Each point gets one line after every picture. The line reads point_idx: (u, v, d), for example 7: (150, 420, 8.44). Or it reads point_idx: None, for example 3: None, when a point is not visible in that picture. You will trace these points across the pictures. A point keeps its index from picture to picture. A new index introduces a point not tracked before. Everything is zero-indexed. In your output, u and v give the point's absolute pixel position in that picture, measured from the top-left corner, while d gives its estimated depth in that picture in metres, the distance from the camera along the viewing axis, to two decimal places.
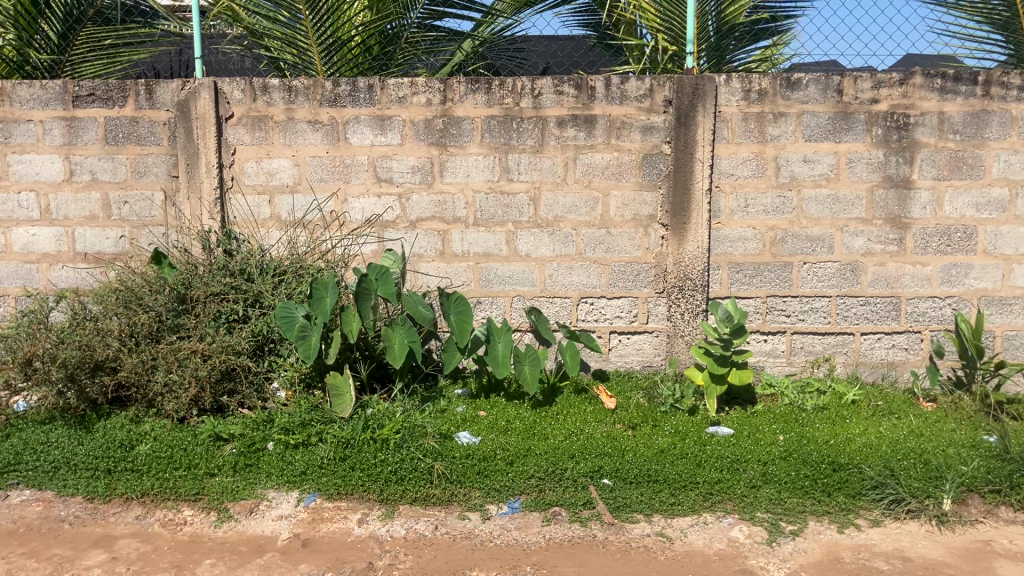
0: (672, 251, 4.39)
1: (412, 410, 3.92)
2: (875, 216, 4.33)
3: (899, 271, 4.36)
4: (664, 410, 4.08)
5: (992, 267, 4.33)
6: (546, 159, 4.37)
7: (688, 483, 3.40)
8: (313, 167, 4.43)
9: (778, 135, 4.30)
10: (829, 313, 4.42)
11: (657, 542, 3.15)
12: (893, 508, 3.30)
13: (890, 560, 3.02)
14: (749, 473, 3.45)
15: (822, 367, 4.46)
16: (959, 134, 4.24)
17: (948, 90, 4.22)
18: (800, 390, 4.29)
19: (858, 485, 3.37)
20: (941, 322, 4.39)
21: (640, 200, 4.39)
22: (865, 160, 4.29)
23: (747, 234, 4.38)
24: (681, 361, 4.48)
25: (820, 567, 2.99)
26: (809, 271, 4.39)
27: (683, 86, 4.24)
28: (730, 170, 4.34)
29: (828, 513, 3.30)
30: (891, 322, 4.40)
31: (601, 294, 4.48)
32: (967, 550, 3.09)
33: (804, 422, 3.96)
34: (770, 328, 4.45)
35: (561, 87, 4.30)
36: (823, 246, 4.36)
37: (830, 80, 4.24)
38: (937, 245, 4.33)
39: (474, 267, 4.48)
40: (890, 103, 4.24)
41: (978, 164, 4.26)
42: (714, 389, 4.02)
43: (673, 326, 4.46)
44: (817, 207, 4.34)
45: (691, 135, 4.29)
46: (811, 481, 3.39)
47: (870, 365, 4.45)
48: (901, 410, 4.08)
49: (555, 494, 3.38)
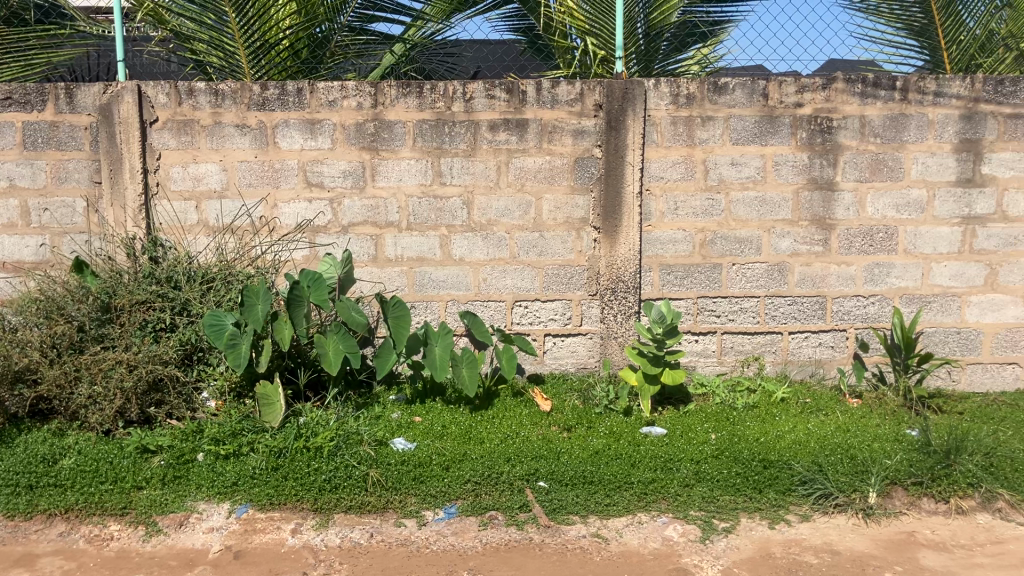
0: (605, 254, 4.43)
1: (346, 417, 3.88)
2: (801, 217, 4.42)
3: (825, 271, 4.46)
4: (598, 411, 4.11)
5: (913, 267, 4.45)
6: (479, 163, 4.37)
7: (623, 483, 3.46)
8: (242, 172, 4.36)
9: (706, 139, 4.36)
10: (757, 313, 4.50)
11: (593, 543, 3.16)
12: (822, 502, 3.37)
13: (819, 554, 3.08)
14: (683, 471, 3.53)
15: (752, 366, 4.53)
16: (880, 136, 4.35)
17: (869, 95, 4.32)
18: (731, 389, 4.35)
19: (788, 481, 3.46)
20: (866, 320, 4.50)
21: (573, 203, 4.41)
22: (791, 163, 4.38)
23: (677, 236, 4.44)
24: (615, 363, 4.52)
25: (752, 563, 3.03)
26: (738, 272, 4.47)
27: (613, 91, 4.29)
28: (660, 173, 4.39)
29: (759, 510, 3.35)
30: (818, 320, 4.50)
31: (536, 297, 4.49)
32: (892, 541, 3.17)
33: (734, 420, 4.03)
34: (702, 329, 4.52)
35: (492, 91, 4.30)
36: (751, 247, 4.45)
37: (756, 84, 4.32)
38: (860, 245, 4.44)
39: (408, 272, 4.45)
40: (814, 107, 4.33)
41: (898, 166, 4.37)
42: (647, 389, 4.07)
43: (607, 328, 4.49)
44: (744, 209, 4.42)
45: (621, 139, 4.34)
46: (742, 479, 3.48)
47: (798, 364, 4.54)
48: (828, 407, 4.18)
49: (492, 498, 3.39)
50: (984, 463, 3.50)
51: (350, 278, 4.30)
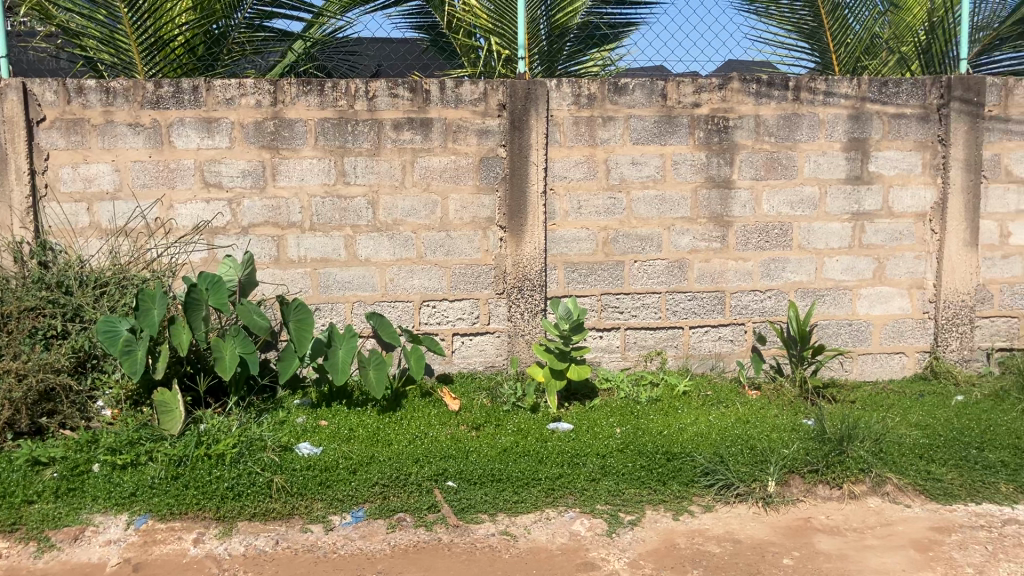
0: (511, 253, 4.45)
1: (249, 424, 3.80)
2: (699, 215, 4.53)
3: (723, 267, 4.58)
4: (506, 409, 4.12)
5: (807, 262, 4.60)
6: (382, 163, 4.33)
7: (531, 480, 3.49)
8: (135, 172, 4.22)
9: (608, 139, 4.43)
10: (659, 309, 4.59)
11: (502, 541, 3.17)
12: (723, 492, 3.46)
13: (721, 543, 3.16)
14: (589, 466, 3.58)
15: (655, 361, 4.62)
16: (774, 135, 4.49)
17: (763, 95, 4.45)
18: (635, 383, 4.43)
19: (690, 473, 3.55)
20: (763, 313, 4.63)
21: (478, 202, 4.42)
22: (689, 162, 4.48)
23: (581, 235, 4.49)
24: (523, 361, 4.54)
25: (657, 554, 3.09)
26: (640, 269, 4.55)
27: (516, 91, 4.32)
28: (563, 172, 4.43)
29: (664, 502, 3.42)
30: (717, 315, 4.62)
31: (442, 296, 4.48)
32: (789, 528, 3.28)
33: (638, 414, 4.09)
34: (606, 325, 4.57)
35: (395, 89, 4.28)
36: (652, 245, 4.53)
37: (655, 84, 4.40)
38: (757, 241, 4.57)
39: (312, 274, 4.39)
40: (711, 107, 4.45)
41: (791, 164, 4.52)
42: (554, 384, 4.11)
43: (514, 327, 4.51)
44: (646, 208, 4.50)
45: (525, 138, 4.36)
46: (647, 472, 3.55)
47: (699, 357, 4.65)
48: (728, 399, 4.29)
49: (400, 500, 3.37)
50: (874, 449, 3.66)
51: (252, 279, 4.19)
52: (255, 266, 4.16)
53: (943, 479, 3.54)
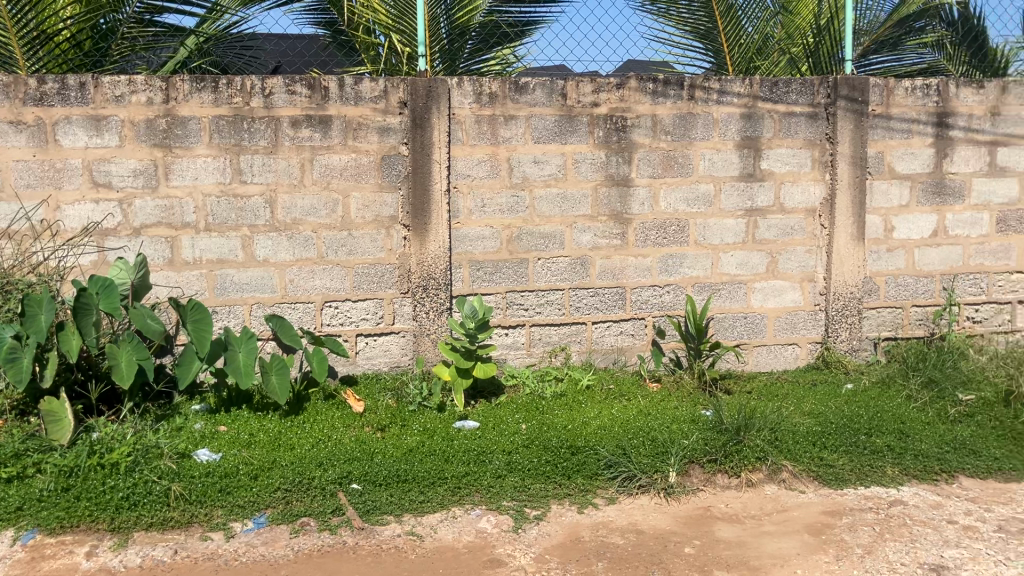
0: (414, 251, 4.42)
1: (144, 431, 3.68)
2: (600, 213, 4.59)
3: (623, 263, 4.65)
4: (412, 409, 4.09)
5: (703, 257, 4.71)
6: (281, 161, 4.25)
7: (437, 479, 3.48)
8: (18, 172, 4.04)
9: (509, 137, 4.45)
10: (562, 305, 4.63)
11: (408, 541, 3.15)
12: (626, 484, 3.53)
13: (625, 534, 3.21)
14: (495, 463, 3.59)
15: (559, 356, 4.66)
16: (671, 134, 4.58)
17: (659, 94, 4.53)
18: (539, 378, 4.46)
19: (595, 466, 3.60)
20: (662, 308, 4.73)
21: (380, 201, 4.38)
22: (589, 160, 4.54)
23: (485, 233, 4.50)
24: (428, 360, 4.51)
25: (562, 548, 3.12)
26: (543, 266, 4.58)
27: (417, 89, 4.30)
28: (465, 171, 4.43)
29: (568, 496, 3.46)
30: (619, 310, 4.69)
31: (345, 297, 4.42)
32: (690, 517, 3.36)
33: (543, 410, 4.12)
34: (511, 322, 4.59)
35: (293, 86, 4.21)
36: (554, 242, 4.57)
37: (554, 83, 4.44)
38: (655, 238, 4.66)
39: (208, 276, 4.27)
40: (609, 106, 4.51)
41: (687, 163, 4.62)
42: (461, 383, 4.09)
43: (419, 326, 4.48)
44: (547, 205, 4.53)
45: (427, 136, 4.34)
46: (552, 467, 3.58)
47: (602, 352, 4.71)
48: (630, 392, 4.37)
49: (303, 505, 3.31)
50: (770, 437, 3.78)
51: (146, 282, 4.07)
52: (148, 269, 4.06)
53: (834, 465, 3.69)
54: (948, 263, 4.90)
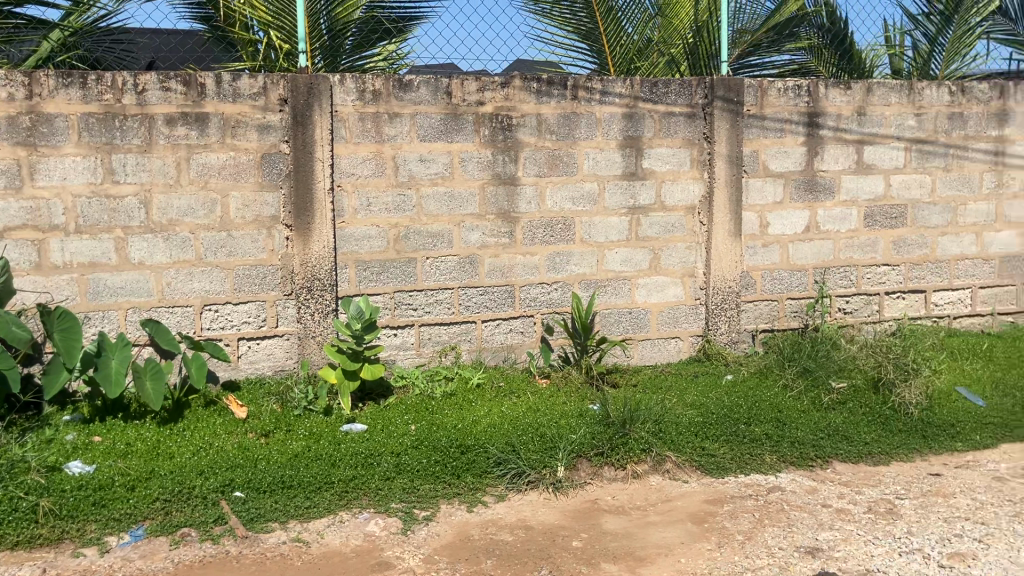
0: (298, 252, 4.32)
1: (9, 445, 3.48)
2: (487, 211, 4.59)
3: (512, 261, 4.66)
4: (298, 413, 4.00)
5: (589, 254, 4.77)
6: (155, 160, 4.10)
7: (324, 484, 3.41)
8: None
9: (394, 136, 4.40)
10: (452, 304, 4.59)
11: (294, 548, 3.07)
12: (515, 481, 3.54)
13: (514, 531, 3.22)
14: (383, 465, 3.55)
15: (449, 356, 4.62)
16: (556, 133, 4.62)
17: (543, 93, 4.57)
18: (429, 378, 4.41)
19: (483, 464, 3.60)
20: (550, 305, 4.75)
21: (262, 201, 4.27)
22: (476, 159, 4.53)
23: (371, 232, 4.43)
24: (313, 363, 4.42)
25: (451, 547, 3.10)
26: (431, 266, 4.54)
27: (298, 85, 4.21)
28: (350, 169, 4.36)
29: (458, 495, 3.45)
30: (508, 308, 4.68)
31: (226, 300, 4.29)
32: (579, 511, 3.39)
33: (433, 410, 4.09)
34: (399, 322, 4.53)
35: (167, 83, 4.07)
36: (442, 241, 4.54)
37: (439, 82, 4.42)
38: (542, 236, 4.69)
39: (79, 280, 4.08)
40: (494, 105, 4.51)
41: (572, 161, 4.67)
42: (347, 385, 4.04)
43: (304, 328, 4.39)
44: (434, 204, 4.50)
45: (309, 134, 4.26)
46: (441, 467, 3.57)
47: (492, 350, 4.69)
48: (520, 390, 4.38)
49: (183, 515, 3.20)
50: (654, 429, 3.86)
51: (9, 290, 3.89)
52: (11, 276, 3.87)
53: (716, 454, 3.80)
54: (820, 257, 5.11)
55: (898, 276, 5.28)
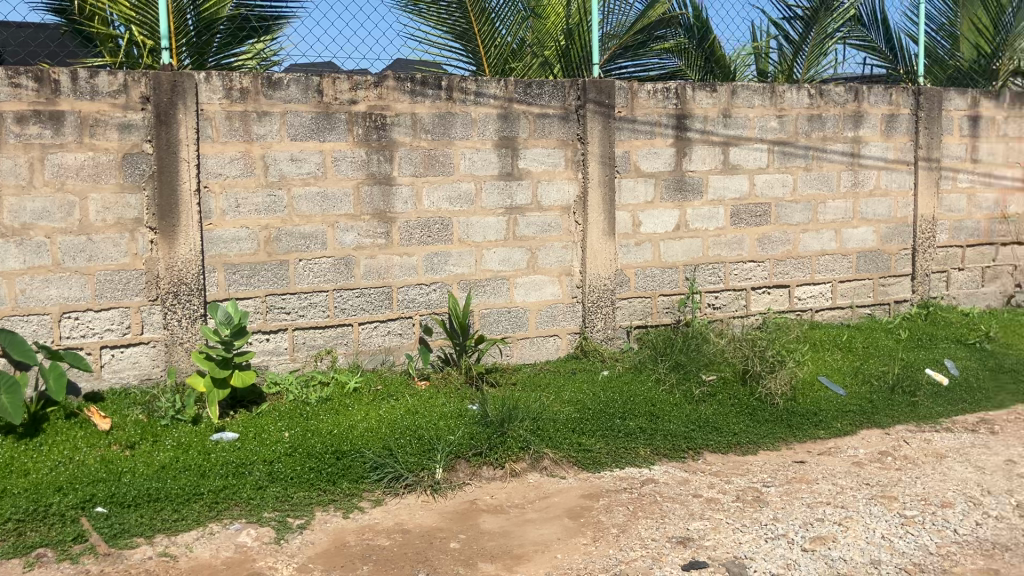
0: (163, 255, 4.16)
1: None
2: (362, 211, 4.52)
3: (388, 262, 4.60)
4: (165, 424, 3.84)
5: (467, 254, 4.75)
6: (5, 160, 3.90)
7: (192, 496, 3.30)
8: None
9: (264, 134, 4.29)
10: (327, 307, 4.50)
11: (159, 563, 2.95)
12: (392, 484, 3.50)
13: (391, 535, 3.18)
14: (255, 474, 3.45)
15: (325, 360, 4.53)
16: (430, 133, 4.59)
17: (417, 93, 4.53)
18: (304, 384, 4.31)
19: (360, 469, 3.54)
20: (428, 306, 4.71)
21: (123, 203, 4.10)
22: (349, 159, 4.45)
23: (241, 234, 4.31)
24: (182, 370, 4.26)
25: (326, 555, 3.04)
26: (305, 268, 4.44)
27: (160, 83, 4.06)
28: (218, 169, 4.23)
29: (333, 501, 3.39)
30: (385, 310, 4.62)
31: (86, 306, 4.09)
32: (456, 512, 3.37)
33: (308, 415, 4.00)
34: (272, 327, 4.41)
35: (17, 79, 3.88)
36: (316, 242, 4.44)
37: (310, 80, 4.34)
38: (420, 236, 4.64)
39: None
40: (367, 104, 4.45)
41: (448, 161, 4.65)
42: (217, 395, 3.90)
43: (171, 335, 4.22)
44: (307, 205, 4.41)
45: (173, 134, 4.10)
46: (316, 473, 3.50)
47: (369, 353, 4.62)
48: (399, 392, 4.31)
49: (38, 535, 3.03)
50: (531, 427, 3.89)
51: None
52: None
53: (592, 449, 3.85)
54: (690, 255, 5.26)
55: (763, 272, 5.48)
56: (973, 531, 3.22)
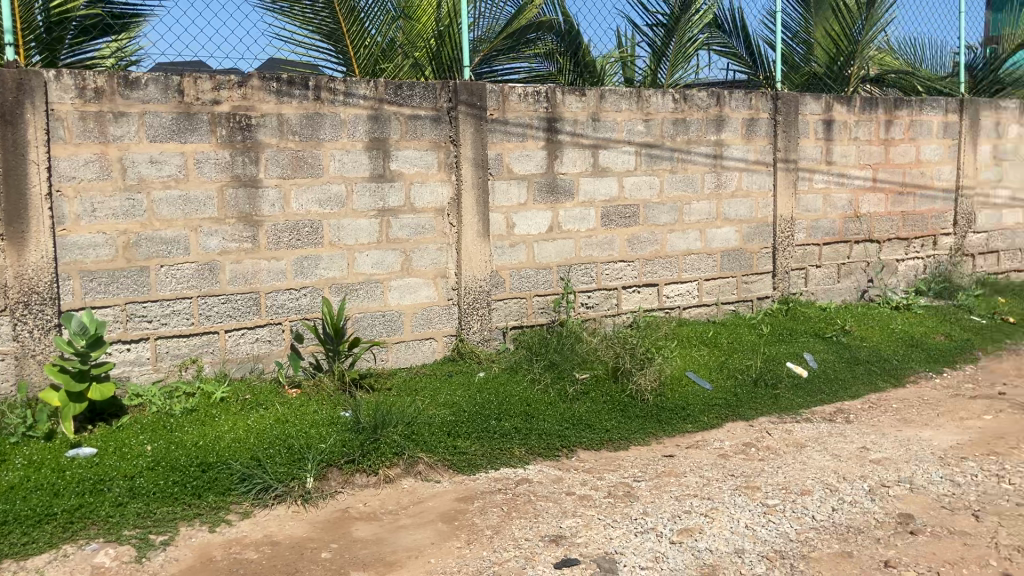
0: (11, 263, 3.93)
1: None
2: (227, 215, 4.38)
3: (256, 267, 4.47)
4: (14, 441, 3.62)
5: (338, 257, 4.67)
6: None
7: (44, 516, 3.12)
8: None
9: (120, 135, 4.10)
10: (191, 314, 4.35)
11: None
12: (261, 496, 3.41)
13: (260, 548, 3.09)
14: (114, 491, 3.30)
15: (190, 369, 4.37)
16: (298, 134, 4.49)
17: (284, 93, 4.42)
18: (168, 395, 4.15)
19: (227, 481, 3.43)
20: (299, 312, 4.61)
21: None
22: (213, 161, 4.31)
23: (97, 240, 4.11)
24: (33, 384, 4.02)
25: (191, 571, 2.93)
26: (167, 274, 4.27)
27: (5, 81, 3.84)
28: (70, 172, 4.02)
29: (198, 516, 3.27)
30: (253, 316, 4.50)
31: None
32: (328, 521, 3.31)
33: (172, 427, 3.84)
34: (132, 336, 4.23)
35: None
36: (178, 247, 4.28)
37: (170, 79, 4.18)
38: (288, 240, 4.53)
39: None
40: (231, 104, 4.32)
41: (317, 163, 4.56)
42: (72, 409, 3.71)
43: (22, 347, 3.98)
44: (168, 209, 4.24)
45: (20, 135, 3.89)
46: (180, 487, 3.37)
47: (237, 361, 4.49)
48: (268, 401, 4.20)
49: None
50: (405, 432, 3.86)
51: None
52: None
53: (467, 451, 3.86)
54: (563, 255, 5.33)
55: (633, 271, 5.61)
56: (829, 517, 3.37)
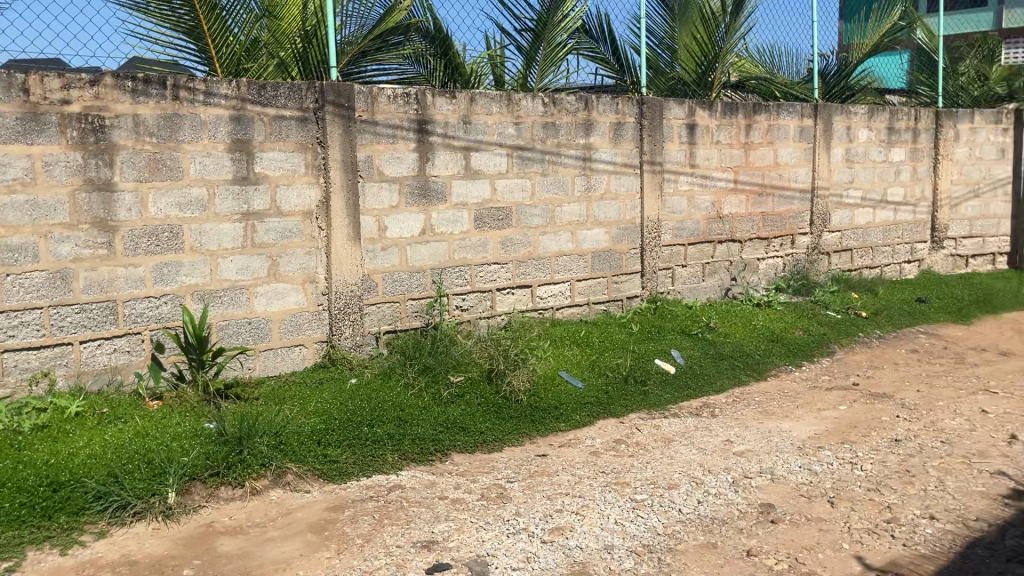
0: None
1: None
2: (80, 220, 4.17)
3: (112, 275, 4.27)
4: None
5: (200, 263, 4.51)
6: None
7: None
8: None
9: None
10: (41, 325, 4.11)
11: None
12: (118, 514, 3.26)
13: (116, 568, 2.95)
14: None
15: (41, 384, 4.13)
16: (155, 136, 4.32)
17: (139, 92, 4.25)
18: (17, 411, 3.92)
19: (80, 501, 3.26)
20: (159, 320, 4.43)
21: None
22: (62, 163, 4.10)
23: None
24: None
25: None
26: (14, 283, 4.03)
27: None
28: None
29: (49, 539, 3.11)
30: (110, 326, 4.30)
31: None
32: (191, 537, 3.19)
33: (21, 445, 3.62)
34: None
35: None
36: (26, 255, 4.05)
37: (13, 77, 3.95)
38: (147, 246, 4.35)
39: None
40: (82, 104, 4.11)
41: (176, 166, 4.39)
42: None
43: None
44: (14, 214, 4.01)
45: None
46: (28, 508, 3.18)
47: (93, 374, 4.27)
48: (127, 414, 4.01)
49: None
50: (273, 442, 3.77)
51: None
52: None
53: (338, 460, 3.80)
54: (436, 258, 5.32)
55: (506, 273, 5.64)
56: (694, 509, 3.48)
